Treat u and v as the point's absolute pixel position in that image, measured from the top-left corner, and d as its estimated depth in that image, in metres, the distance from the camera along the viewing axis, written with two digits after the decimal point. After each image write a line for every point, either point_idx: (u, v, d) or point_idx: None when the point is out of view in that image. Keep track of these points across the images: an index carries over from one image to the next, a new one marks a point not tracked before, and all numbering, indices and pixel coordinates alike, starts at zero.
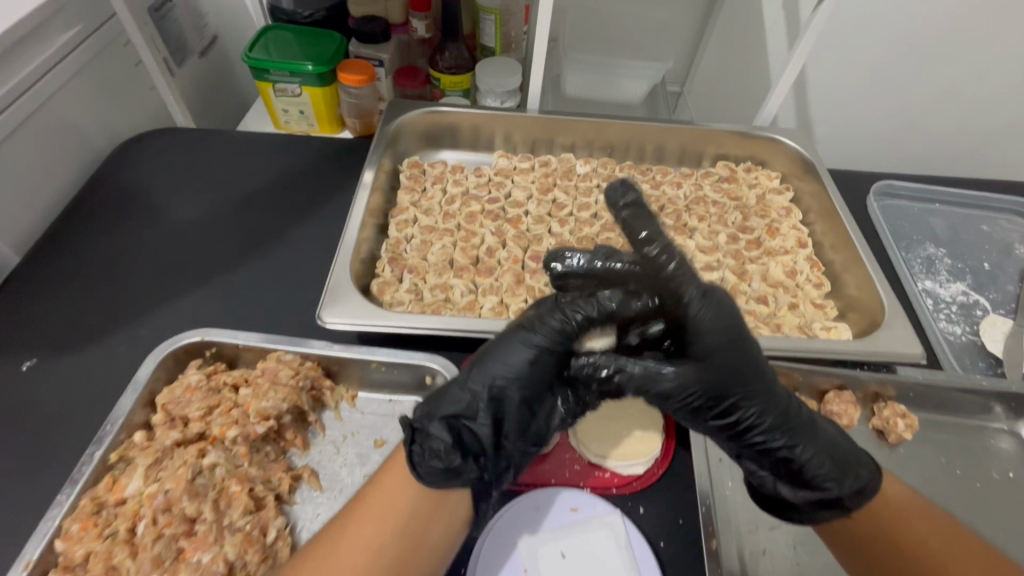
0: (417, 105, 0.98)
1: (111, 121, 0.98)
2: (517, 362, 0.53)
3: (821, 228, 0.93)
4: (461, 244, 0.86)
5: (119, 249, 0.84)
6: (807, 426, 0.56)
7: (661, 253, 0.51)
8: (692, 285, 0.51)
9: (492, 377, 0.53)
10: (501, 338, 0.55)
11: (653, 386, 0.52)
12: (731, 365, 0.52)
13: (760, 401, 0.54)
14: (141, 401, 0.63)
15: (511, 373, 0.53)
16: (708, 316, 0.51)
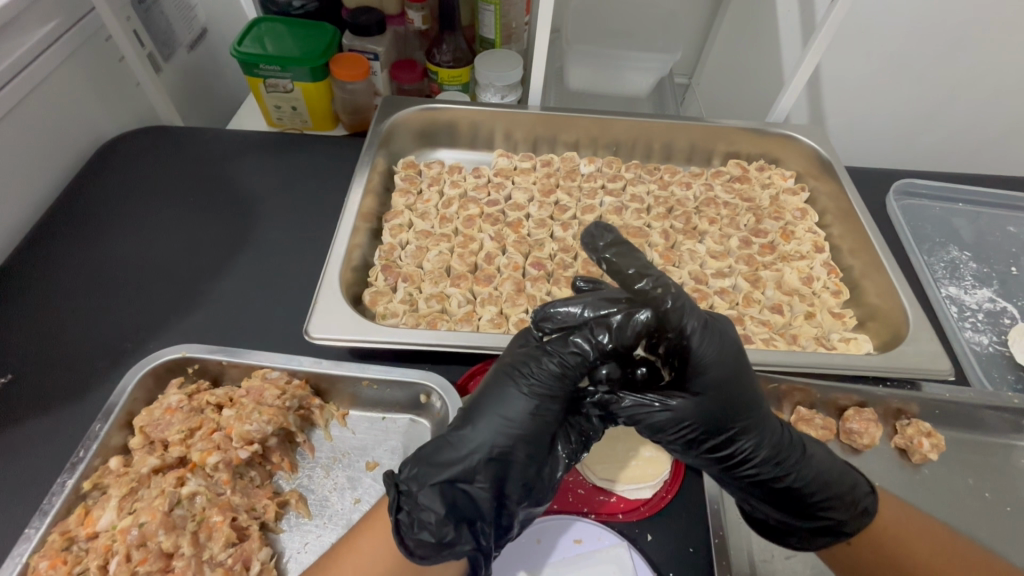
0: (414, 101, 0.93)
1: (93, 119, 0.93)
2: (514, 415, 0.50)
3: (838, 231, 0.89)
4: (459, 250, 0.81)
5: (101, 256, 0.81)
6: (805, 462, 0.53)
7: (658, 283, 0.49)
8: (695, 317, 0.49)
9: (490, 437, 0.49)
10: (491, 387, 0.52)
11: (647, 420, 0.49)
12: (727, 400, 0.49)
13: (756, 436, 0.51)
14: (119, 423, 0.59)
15: (509, 431, 0.49)
16: (710, 349, 0.49)
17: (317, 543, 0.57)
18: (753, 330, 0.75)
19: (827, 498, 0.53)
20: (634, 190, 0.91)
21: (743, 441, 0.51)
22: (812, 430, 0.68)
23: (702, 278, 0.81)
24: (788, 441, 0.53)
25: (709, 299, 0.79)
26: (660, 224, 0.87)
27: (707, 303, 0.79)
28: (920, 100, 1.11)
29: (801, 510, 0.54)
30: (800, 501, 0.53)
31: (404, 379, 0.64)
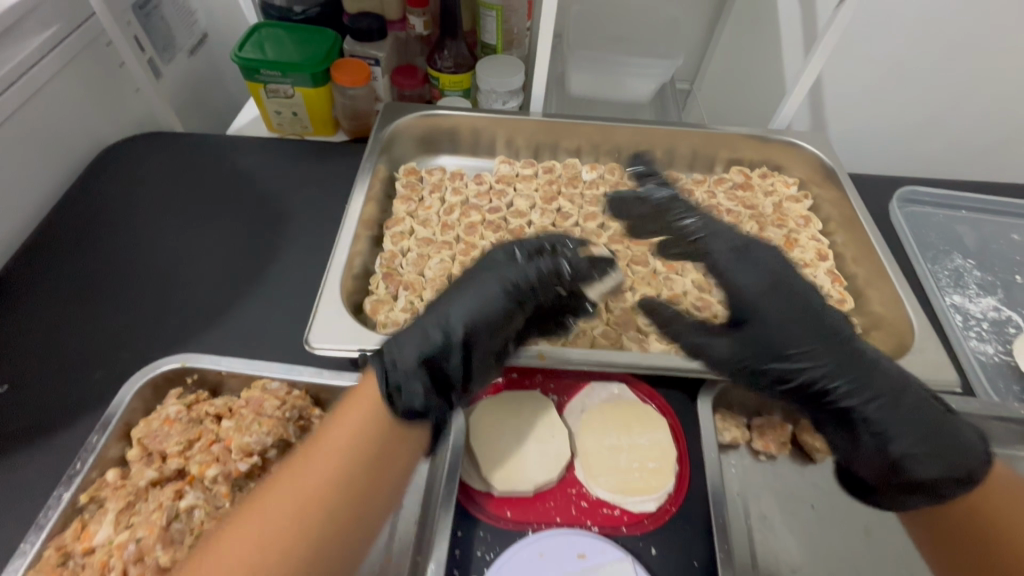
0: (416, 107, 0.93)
1: (92, 125, 0.93)
2: (491, 304, 0.58)
3: (841, 238, 0.88)
4: (460, 258, 0.81)
5: (99, 264, 0.80)
6: (887, 387, 0.56)
7: (701, 225, 0.62)
8: (724, 248, 0.60)
9: (470, 317, 0.57)
10: (466, 286, 0.59)
11: (717, 350, 0.61)
12: (792, 318, 0.57)
13: (822, 355, 0.57)
14: (116, 435, 0.58)
15: (484, 318, 0.57)
16: (747, 278, 0.58)
17: None
18: None
19: (912, 432, 0.54)
20: None
21: (810, 363, 0.57)
22: (817, 442, 0.67)
23: (705, 286, 0.80)
24: (869, 366, 0.56)
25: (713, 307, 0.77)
26: (662, 232, 0.87)
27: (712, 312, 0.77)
28: (924, 106, 1.10)
29: (885, 438, 0.55)
30: (882, 429, 0.55)
31: None
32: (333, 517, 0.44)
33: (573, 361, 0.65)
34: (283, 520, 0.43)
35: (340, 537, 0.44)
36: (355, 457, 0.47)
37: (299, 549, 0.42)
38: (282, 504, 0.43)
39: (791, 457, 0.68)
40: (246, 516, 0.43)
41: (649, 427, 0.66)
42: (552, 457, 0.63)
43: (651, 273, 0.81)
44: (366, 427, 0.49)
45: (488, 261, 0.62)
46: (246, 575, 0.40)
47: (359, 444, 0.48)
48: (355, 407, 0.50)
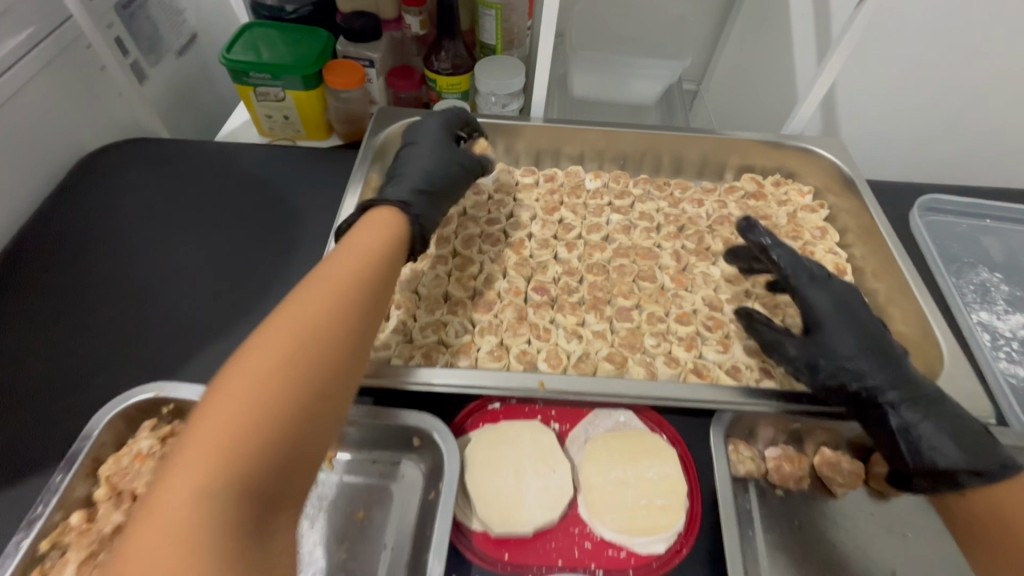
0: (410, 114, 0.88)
1: (73, 133, 0.89)
2: (426, 167, 0.72)
3: (860, 251, 0.83)
4: (457, 274, 0.76)
5: (77, 283, 0.77)
6: (928, 398, 0.57)
7: (782, 254, 0.67)
8: (805, 273, 0.66)
9: (416, 183, 0.70)
10: (403, 163, 0.73)
11: (779, 349, 0.64)
12: (846, 331, 0.61)
13: (871, 364, 0.59)
14: (83, 472, 0.54)
15: (421, 183, 0.70)
16: (823, 299, 0.64)
17: None
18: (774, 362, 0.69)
19: (955, 446, 0.55)
20: (643, 207, 0.85)
21: (859, 368, 0.59)
22: (839, 475, 0.62)
23: (717, 304, 0.74)
24: (918, 381, 0.58)
25: (725, 327, 0.72)
26: (671, 244, 0.82)
27: (724, 332, 0.72)
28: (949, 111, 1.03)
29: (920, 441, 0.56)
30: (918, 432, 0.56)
31: (396, 422, 0.59)
32: (344, 332, 0.47)
33: (571, 390, 0.61)
34: (269, 372, 0.41)
35: (330, 391, 0.44)
36: (354, 283, 0.51)
37: (289, 400, 0.40)
38: (294, 324, 0.44)
39: (810, 490, 0.63)
40: (219, 381, 0.40)
41: (657, 458, 0.61)
42: (553, 493, 0.58)
43: (659, 291, 0.76)
44: (390, 226, 0.61)
45: (423, 144, 0.75)
46: (275, 371, 0.41)
47: (333, 307, 0.47)
48: (330, 264, 0.52)
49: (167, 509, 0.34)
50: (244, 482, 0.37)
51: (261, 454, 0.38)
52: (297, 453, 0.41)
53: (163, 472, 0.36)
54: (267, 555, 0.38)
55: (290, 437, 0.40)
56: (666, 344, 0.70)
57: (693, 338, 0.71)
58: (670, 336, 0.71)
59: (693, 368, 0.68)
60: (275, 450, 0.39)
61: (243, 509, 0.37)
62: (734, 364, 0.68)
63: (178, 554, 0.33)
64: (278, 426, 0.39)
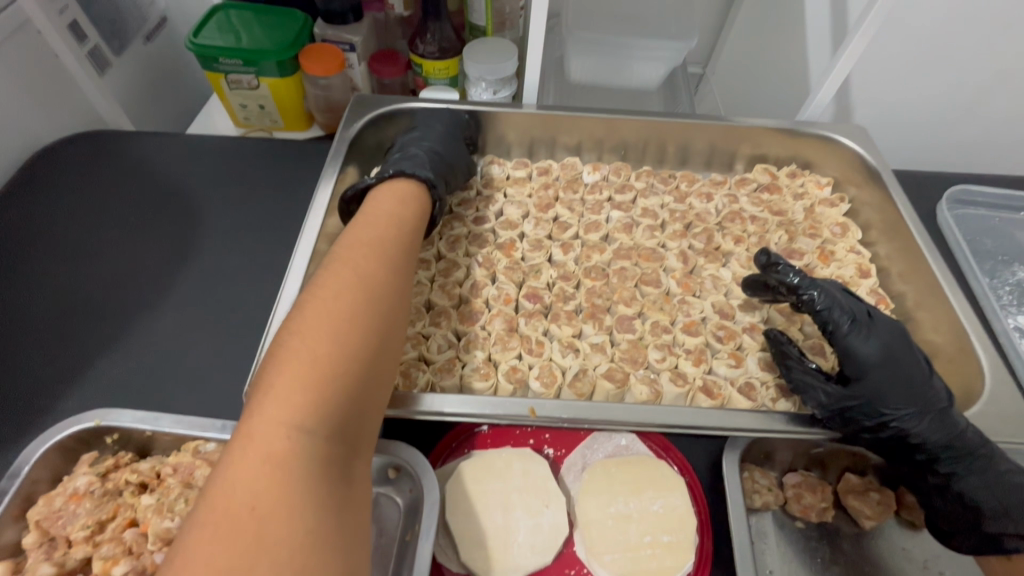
0: (384, 102, 0.81)
1: (21, 126, 0.83)
2: (429, 140, 0.74)
3: (884, 249, 0.76)
4: (440, 279, 0.68)
5: (23, 291, 0.70)
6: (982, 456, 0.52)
7: (815, 295, 0.57)
8: (845, 314, 0.56)
9: (418, 152, 0.71)
10: (405, 141, 0.75)
11: (813, 395, 0.55)
12: (898, 379, 0.53)
13: (923, 418, 0.52)
14: (11, 515, 0.48)
15: (425, 150, 0.71)
16: (867, 345, 0.55)
17: None
18: None
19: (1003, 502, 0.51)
20: (646, 202, 0.78)
21: (912, 424, 0.52)
22: (867, 507, 0.55)
23: (728, 311, 0.67)
24: (973, 438, 0.52)
25: (737, 338, 0.65)
26: (676, 244, 0.74)
27: (735, 343, 0.65)
28: (984, 98, 0.94)
29: (971, 507, 0.51)
30: (970, 496, 0.51)
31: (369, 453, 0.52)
32: (388, 287, 0.50)
33: (563, 418, 0.53)
34: (339, 324, 0.43)
35: (389, 343, 0.47)
36: (384, 242, 0.54)
37: (360, 347, 0.43)
38: (347, 280, 0.47)
39: (834, 522, 0.57)
40: (292, 330, 0.42)
41: (661, 491, 0.55)
42: (547, 532, 0.52)
43: (663, 296, 0.69)
44: (407, 190, 0.64)
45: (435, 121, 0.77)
46: (341, 316, 0.44)
47: (380, 268, 0.51)
48: (367, 228, 0.55)
49: (267, 440, 0.36)
50: (331, 421, 0.39)
51: (344, 393, 0.41)
52: (366, 400, 0.43)
53: (254, 411, 0.38)
54: (350, 487, 0.40)
55: (362, 382, 0.43)
56: (672, 357, 0.63)
57: (702, 350, 0.64)
58: (676, 348, 0.64)
59: (702, 386, 0.61)
60: (352, 393, 0.41)
61: (330, 446, 0.39)
62: (748, 381, 0.61)
63: (282, 479, 0.35)
64: (353, 370, 0.42)
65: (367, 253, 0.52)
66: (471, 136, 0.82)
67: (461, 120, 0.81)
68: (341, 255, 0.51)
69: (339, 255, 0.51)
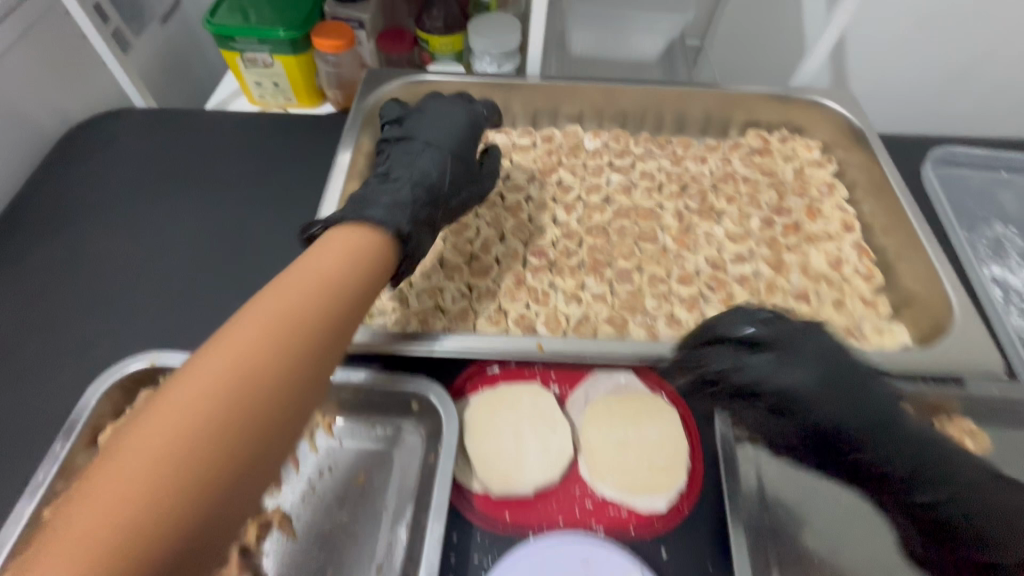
0: (393, 107, 0.74)
1: (55, 106, 0.88)
2: (424, 165, 0.65)
3: (869, 207, 0.80)
4: (452, 238, 0.74)
5: (71, 254, 0.77)
6: (1009, 489, 0.46)
7: (757, 335, 0.49)
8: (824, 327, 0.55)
9: (409, 184, 0.62)
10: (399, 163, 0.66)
11: None
12: None
13: (920, 463, 0.46)
14: (83, 441, 0.54)
15: (418, 181, 0.63)
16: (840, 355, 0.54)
17: (298, 565, 0.54)
18: None
19: None
20: (644, 166, 0.83)
21: (907, 466, 0.46)
22: None
23: (720, 264, 0.72)
24: (994, 475, 0.46)
25: (728, 287, 0.70)
26: (672, 204, 0.79)
27: (726, 292, 0.70)
28: (975, 62, 0.97)
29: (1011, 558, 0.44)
30: (993, 542, 0.45)
31: (395, 387, 0.59)
32: (308, 339, 0.44)
33: (567, 354, 0.60)
34: (213, 414, 0.37)
35: (285, 408, 0.41)
36: (327, 282, 0.47)
37: (241, 421, 0.38)
38: (257, 327, 0.42)
39: None
40: (171, 387, 0.38)
41: (657, 420, 0.61)
42: (554, 455, 0.58)
43: (660, 252, 0.74)
44: (370, 245, 0.53)
45: (433, 133, 0.68)
46: (229, 378, 0.39)
47: (296, 329, 0.43)
48: (298, 270, 0.47)
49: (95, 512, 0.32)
50: (192, 535, 0.34)
51: (205, 471, 0.36)
52: (241, 477, 0.38)
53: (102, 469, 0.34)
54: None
55: (233, 459, 0.37)
56: (666, 305, 0.69)
57: (696, 298, 0.69)
58: (672, 297, 0.70)
59: (695, 329, 0.67)
60: (216, 473, 0.36)
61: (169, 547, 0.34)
62: None
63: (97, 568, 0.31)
64: (224, 445, 0.37)
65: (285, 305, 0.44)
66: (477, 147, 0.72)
67: (471, 129, 0.72)
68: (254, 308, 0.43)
69: (253, 305, 0.44)
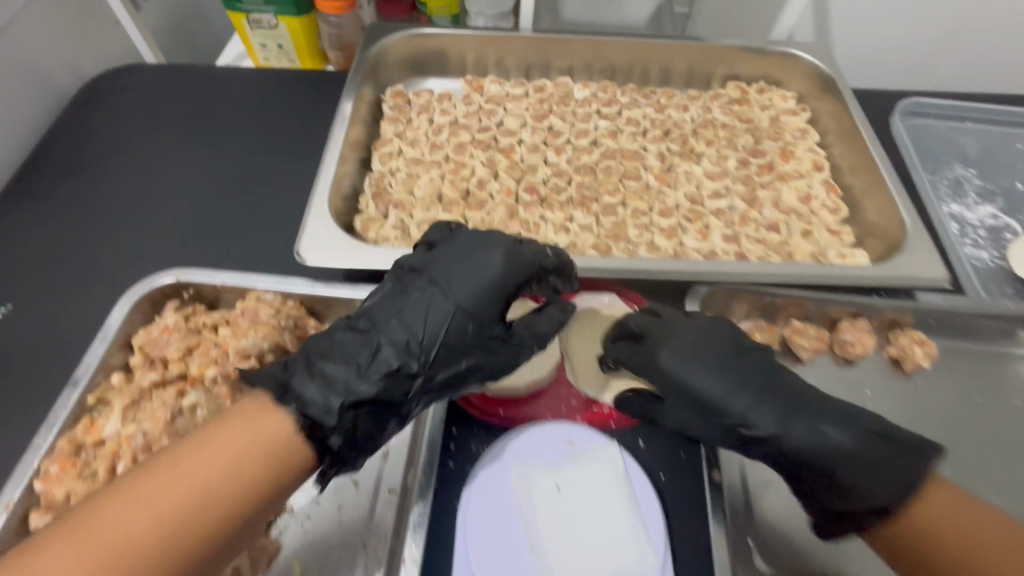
0: (439, 227, 0.61)
1: (70, 58, 0.93)
2: (415, 322, 0.53)
3: (839, 150, 0.86)
4: (450, 176, 0.80)
5: (92, 193, 0.82)
6: (881, 444, 0.50)
7: (654, 326, 0.59)
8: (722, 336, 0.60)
9: (391, 355, 0.51)
10: (402, 295, 0.55)
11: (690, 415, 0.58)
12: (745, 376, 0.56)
13: (802, 429, 0.52)
14: (118, 344, 0.60)
15: (411, 330, 0.53)
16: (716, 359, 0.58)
17: None
18: (748, 248, 0.73)
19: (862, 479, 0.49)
20: (630, 113, 0.88)
21: (787, 436, 0.52)
22: (806, 343, 0.68)
23: (698, 199, 0.78)
24: (869, 433, 0.51)
25: (704, 219, 0.77)
26: (655, 146, 0.85)
27: (703, 223, 0.76)
28: (945, 21, 1.02)
29: (872, 507, 0.49)
30: (860, 498, 0.49)
31: None
32: (203, 519, 0.40)
33: None
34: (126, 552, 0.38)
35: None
36: (237, 461, 0.42)
37: None
38: (155, 491, 0.40)
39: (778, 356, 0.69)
40: (50, 547, 0.38)
41: None
42: (543, 360, 0.64)
43: (643, 188, 0.80)
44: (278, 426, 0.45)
45: (461, 286, 0.55)
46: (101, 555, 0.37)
47: (213, 505, 0.41)
48: (233, 426, 0.44)
49: None
50: None
51: None
52: None
53: None
54: None
55: None
56: (648, 235, 0.75)
57: (675, 228, 0.75)
58: (653, 228, 0.76)
59: (673, 254, 0.73)
60: None
61: None
62: (711, 251, 0.73)
63: None
64: None
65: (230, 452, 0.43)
66: (539, 274, 0.58)
67: (510, 278, 0.55)
68: (205, 444, 0.43)
69: (204, 438, 0.44)
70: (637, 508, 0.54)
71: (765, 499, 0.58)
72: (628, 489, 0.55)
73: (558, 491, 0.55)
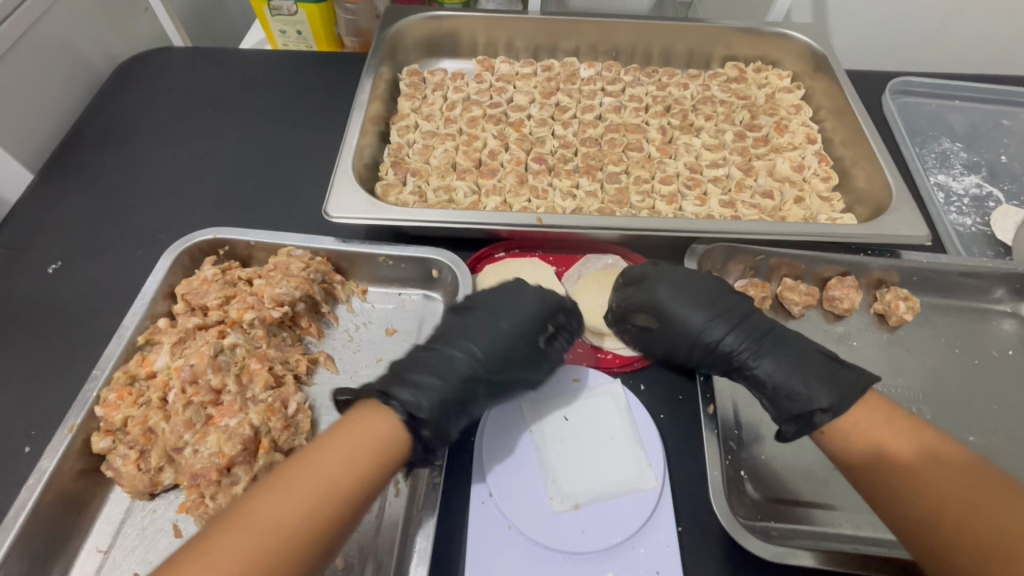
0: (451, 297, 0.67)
1: (105, 41, 0.98)
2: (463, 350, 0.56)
3: (831, 125, 0.90)
4: (463, 147, 0.85)
5: (129, 164, 0.87)
6: (834, 366, 0.56)
7: (647, 269, 0.65)
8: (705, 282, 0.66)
9: (446, 380, 0.53)
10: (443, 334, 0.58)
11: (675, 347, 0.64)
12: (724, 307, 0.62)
13: (767, 352, 0.58)
14: (163, 293, 0.66)
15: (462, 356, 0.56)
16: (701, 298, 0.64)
17: None
18: (744, 212, 0.78)
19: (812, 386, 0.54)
20: (633, 90, 0.93)
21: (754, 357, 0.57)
22: (796, 297, 0.72)
23: (697, 168, 0.83)
24: (822, 356, 0.57)
25: (703, 186, 0.82)
26: (657, 121, 0.90)
27: (701, 190, 0.81)
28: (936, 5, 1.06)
29: (819, 405, 0.52)
30: (810, 401, 0.53)
31: (417, 254, 0.70)
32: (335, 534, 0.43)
33: (562, 226, 0.69)
34: (268, 558, 0.38)
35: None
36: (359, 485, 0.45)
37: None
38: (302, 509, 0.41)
39: (772, 312, 0.74)
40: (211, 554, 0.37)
41: None
42: None
43: (645, 158, 0.85)
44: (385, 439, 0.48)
45: (500, 316, 0.59)
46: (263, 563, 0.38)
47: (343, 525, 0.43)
48: (358, 444, 0.46)
49: None
50: None
51: None
52: None
53: None
54: None
55: None
56: (650, 201, 0.80)
57: (675, 194, 0.80)
58: (654, 194, 0.81)
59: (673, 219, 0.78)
60: None
61: None
62: (709, 215, 0.78)
63: None
64: None
65: (343, 459, 0.44)
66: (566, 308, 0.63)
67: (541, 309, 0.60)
68: (320, 450, 0.45)
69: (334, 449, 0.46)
70: (638, 436, 0.60)
71: (761, 440, 0.62)
72: (628, 419, 0.61)
73: (566, 420, 0.61)
